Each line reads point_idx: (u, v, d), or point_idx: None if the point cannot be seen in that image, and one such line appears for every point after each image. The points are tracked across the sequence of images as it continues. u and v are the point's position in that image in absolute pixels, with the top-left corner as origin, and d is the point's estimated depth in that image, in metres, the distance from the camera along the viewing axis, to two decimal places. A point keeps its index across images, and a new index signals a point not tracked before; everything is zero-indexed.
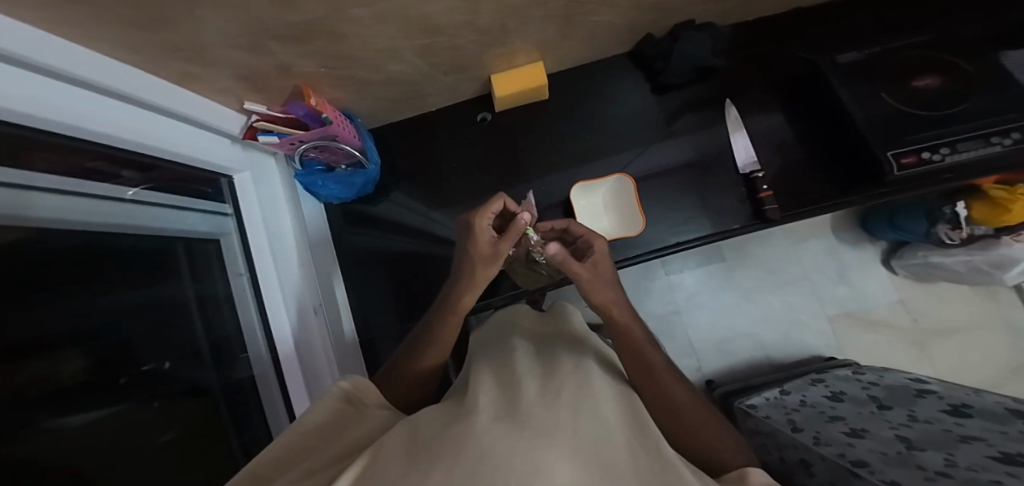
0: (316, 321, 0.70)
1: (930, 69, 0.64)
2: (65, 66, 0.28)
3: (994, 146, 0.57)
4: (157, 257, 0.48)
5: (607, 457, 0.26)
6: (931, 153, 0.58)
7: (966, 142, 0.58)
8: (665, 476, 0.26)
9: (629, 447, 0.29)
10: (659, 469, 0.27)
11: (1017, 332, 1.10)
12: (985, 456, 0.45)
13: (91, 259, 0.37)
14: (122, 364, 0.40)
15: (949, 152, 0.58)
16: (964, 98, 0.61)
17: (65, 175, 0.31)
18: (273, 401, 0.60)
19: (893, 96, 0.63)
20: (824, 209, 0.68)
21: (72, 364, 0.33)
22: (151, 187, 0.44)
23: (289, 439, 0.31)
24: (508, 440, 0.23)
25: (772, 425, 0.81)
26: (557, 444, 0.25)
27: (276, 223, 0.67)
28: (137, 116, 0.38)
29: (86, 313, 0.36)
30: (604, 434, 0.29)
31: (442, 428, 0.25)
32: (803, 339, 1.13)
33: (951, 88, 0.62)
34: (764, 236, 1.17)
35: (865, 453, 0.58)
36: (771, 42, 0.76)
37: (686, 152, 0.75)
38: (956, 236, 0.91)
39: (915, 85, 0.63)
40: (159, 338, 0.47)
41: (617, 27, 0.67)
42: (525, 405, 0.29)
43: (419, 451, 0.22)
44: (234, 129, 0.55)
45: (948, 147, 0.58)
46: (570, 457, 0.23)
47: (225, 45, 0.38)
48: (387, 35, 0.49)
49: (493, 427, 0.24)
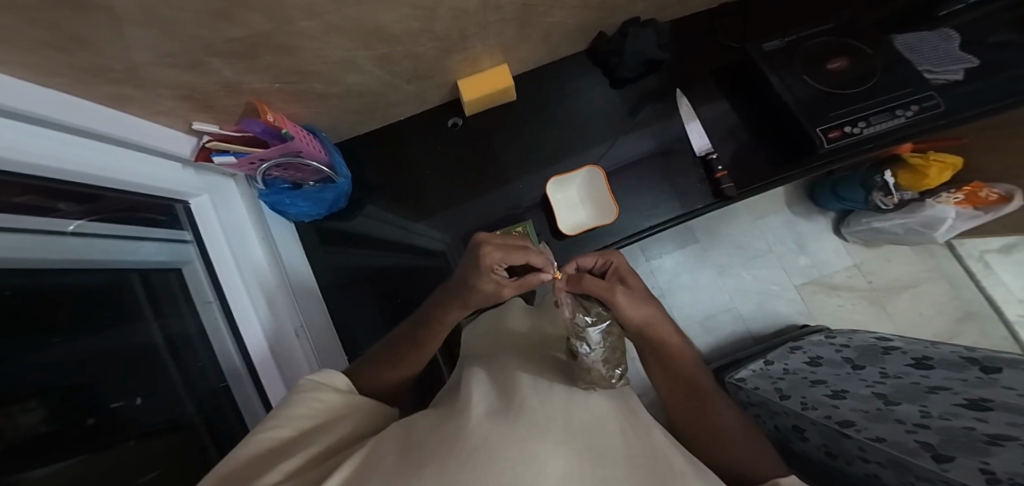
0: (299, 342, 0.66)
1: (843, 49, 0.71)
2: (3, 99, 0.27)
3: (900, 117, 0.64)
4: (109, 297, 0.44)
5: (614, 452, 0.27)
6: (850, 126, 0.64)
7: (877, 115, 0.64)
8: (655, 461, 0.28)
9: (635, 439, 0.30)
10: (662, 458, 0.29)
11: (956, 285, 1.20)
12: (957, 404, 0.52)
13: (46, 296, 0.35)
14: (84, 406, 0.37)
15: (865, 124, 0.64)
16: (872, 75, 0.68)
17: (5, 209, 0.29)
18: (258, 421, 0.57)
19: (813, 78, 0.69)
20: (775, 183, 0.73)
21: (29, 412, 0.31)
22: (94, 219, 0.42)
23: (274, 435, 0.30)
24: (518, 434, 0.24)
25: (761, 394, 0.85)
26: (570, 440, 0.26)
27: (243, 245, 0.63)
28: (74, 145, 0.36)
29: (46, 352, 0.34)
30: (592, 428, 0.29)
31: (436, 427, 0.26)
32: (777, 307, 1.19)
33: (861, 67, 0.69)
34: (731, 214, 1.23)
35: (848, 413, 0.63)
36: (714, 33, 0.81)
37: (648, 143, 0.79)
38: (890, 201, 1.01)
39: (827, 66, 0.69)
40: (122, 382, 0.43)
41: (573, 26, 0.70)
42: (525, 400, 0.30)
43: (434, 443, 0.23)
44: (184, 152, 0.52)
45: (863, 121, 0.64)
46: (562, 449, 0.24)
47: (159, 64, 0.36)
48: (341, 47, 0.49)
49: (498, 423, 0.25)
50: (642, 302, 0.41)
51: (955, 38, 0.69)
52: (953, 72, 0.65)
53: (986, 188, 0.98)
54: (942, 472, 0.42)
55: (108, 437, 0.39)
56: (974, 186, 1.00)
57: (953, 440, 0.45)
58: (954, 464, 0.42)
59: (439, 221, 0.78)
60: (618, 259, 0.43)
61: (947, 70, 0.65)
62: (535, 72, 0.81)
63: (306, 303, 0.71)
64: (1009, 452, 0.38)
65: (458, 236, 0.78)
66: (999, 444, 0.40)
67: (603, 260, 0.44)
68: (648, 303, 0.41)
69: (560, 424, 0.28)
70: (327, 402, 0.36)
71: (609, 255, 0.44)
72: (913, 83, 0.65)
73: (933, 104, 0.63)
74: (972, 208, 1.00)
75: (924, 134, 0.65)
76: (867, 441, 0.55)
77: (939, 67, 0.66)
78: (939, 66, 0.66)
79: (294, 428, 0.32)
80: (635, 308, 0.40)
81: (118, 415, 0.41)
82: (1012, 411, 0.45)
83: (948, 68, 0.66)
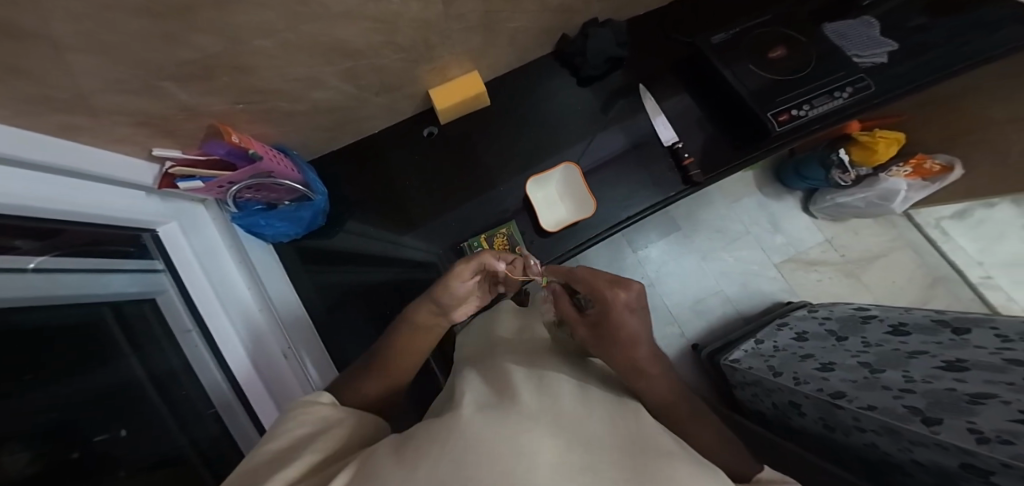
0: (289, 365, 0.64)
1: (783, 37, 0.75)
2: None
3: (838, 98, 0.68)
4: (93, 338, 0.44)
5: (605, 437, 0.28)
6: (797, 109, 0.68)
7: (819, 97, 0.68)
8: (644, 445, 0.28)
9: (624, 420, 0.32)
10: (653, 439, 0.29)
11: (920, 252, 1.27)
12: (935, 365, 0.55)
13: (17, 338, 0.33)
14: (67, 441, 0.36)
15: (809, 107, 0.68)
16: (807, 64, 0.72)
17: None
18: (247, 434, 0.57)
19: (760, 67, 0.72)
20: (740, 166, 0.76)
21: (12, 460, 0.29)
22: (57, 255, 0.40)
23: (274, 447, 0.30)
24: (518, 426, 0.25)
25: (755, 373, 0.87)
26: (558, 431, 0.26)
27: (221, 271, 0.61)
28: (26, 178, 0.34)
29: (20, 393, 0.32)
30: (582, 419, 0.30)
31: (430, 428, 0.26)
32: (762, 286, 1.23)
33: (799, 54, 0.73)
34: (709, 200, 1.27)
35: (839, 383, 0.65)
36: (671, 27, 0.85)
37: (620, 139, 0.81)
38: (847, 177, 1.07)
39: (771, 56, 0.73)
40: (108, 413, 0.43)
41: (537, 30, 0.72)
42: (519, 394, 0.30)
43: (435, 440, 0.23)
44: (146, 180, 0.50)
45: (807, 103, 0.68)
46: (550, 438, 0.25)
47: (109, 92, 0.35)
48: (303, 64, 0.49)
49: (498, 420, 0.25)
50: (631, 342, 0.40)
51: (875, 27, 0.73)
52: (877, 56, 0.70)
53: (930, 159, 1.06)
54: (933, 435, 0.44)
55: (100, 475, 0.38)
56: (918, 158, 1.08)
57: (938, 402, 0.47)
58: (944, 426, 0.44)
59: (423, 231, 0.78)
60: (621, 295, 0.40)
61: (872, 54, 0.70)
62: (503, 76, 0.83)
63: (297, 324, 0.69)
64: (991, 410, 0.41)
65: (445, 243, 0.78)
66: (983, 402, 0.42)
67: (597, 293, 0.42)
68: (642, 343, 0.40)
69: (549, 416, 0.28)
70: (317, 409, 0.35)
71: (605, 289, 0.41)
72: (845, 67, 0.70)
73: (865, 85, 0.68)
74: (921, 180, 1.08)
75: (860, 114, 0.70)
76: (860, 410, 0.57)
77: (864, 52, 0.71)
78: (864, 51, 0.71)
79: (292, 437, 0.31)
80: (604, 349, 0.42)
81: (107, 448, 0.41)
82: (986, 370, 0.47)
83: (874, 52, 0.70)
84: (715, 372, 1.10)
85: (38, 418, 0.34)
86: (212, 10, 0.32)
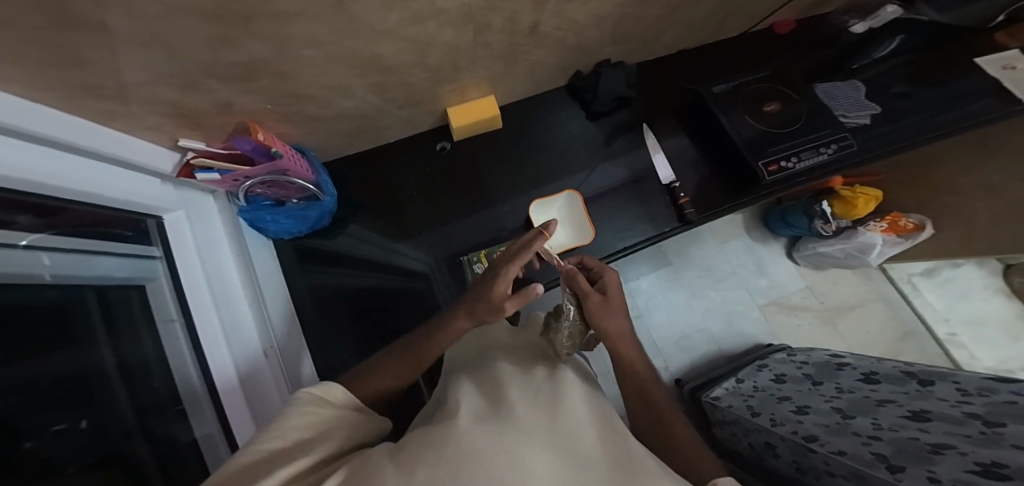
0: (268, 365, 0.61)
1: (776, 94, 0.81)
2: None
3: (824, 153, 0.74)
4: (60, 319, 0.39)
5: (599, 460, 0.29)
6: (785, 161, 0.73)
7: (806, 151, 0.74)
8: (628, 458, 0.30)
9: (615, 436, 0.33)
10: (632, 453, 0.31)
11: (893, 305, 1.34)
12: (899, 416, 0.58)
13: (11, 314, 0.32)
14: (22, 427, 0.31)
15: (796, 160, 0.73)
16: (798, 120, 0.78)
17: None
18: (214, 443, 0.52)
19: (754, 118, 0.78)
20: (730, 209, 0.80)
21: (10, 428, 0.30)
22: (57, 233, 0.39)
23: (271, 446, 0.31)
24: (511, 442, 0.26)
25: (735, 412, 0.90)
26: (549, 449, 0.28)
27: (217, 263, 0.60)
28: (45, 156, 0.34)
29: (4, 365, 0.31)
30: (574, 435, 0.31)
31: (421, 441, 0.26)
32: (745, 327, 1.27)
33: (791, 110, 0.79)
34: (699, 238, 1.32)
35: (812, 428, 0.67)
36: (677, 74, 0.91)
37: (620, 173, 0.85)
38: (828, 228, 1.14)
39: (765, 109, 0.79)
40: (65, 403, 0.37)
41: (555, 64, 0.76)
42: (510, 409, 0.32)
43: (435, 449, 0.24)
44: (166, 167, 0.51)
45: (795, 157, 0.73)
46: (545, 452, 0.27)
47: (151, 84, 0.37)
48: (338, 74, 0.52)
49: (491, 430, 0.27)
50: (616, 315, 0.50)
51: (861, 88, 0.81)
52: (862, 117, 0.77)
53: (904, 218, 1.14)
54: (896, 483, 0.46)
55: (57, 475, 0.33)
56: (894, 216, 1.16)
57: (903, 451, 0.50)
58: (905, 474, 0.46)
59: (424, 242, 0.79)
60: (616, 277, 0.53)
61: (857, 115, 0.77)
62: (517, 102, 0.87)
63: (284, 323, 0.69)
64: (949, 460, 0.44)
65: (444, 257, 0.79)
66: (942, 453, 0.45)
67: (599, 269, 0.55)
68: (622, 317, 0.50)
69: (544, 431, 0.30)
70: (314, 408, 0.36)
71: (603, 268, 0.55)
72: (830, 126, 0.76)
73: (848, 144, 0.74)
74: (895, 236, 1.14)
75: (843, 170, 0.75)
76: (831, 455, 0.58)
77: (850, 112, 0.77)
78: (850, 112, 0.78)
79: (290, 437, 0.32)
80: (604, 317, 0.49)
81: (48, 457, 0.33)
82: (947, 423, 0.51)
83: (858, 114, 0.77)
84: (695, 407, 1.12)
85: (5, 405, 0.30)
86: (265, 20, 0.35)
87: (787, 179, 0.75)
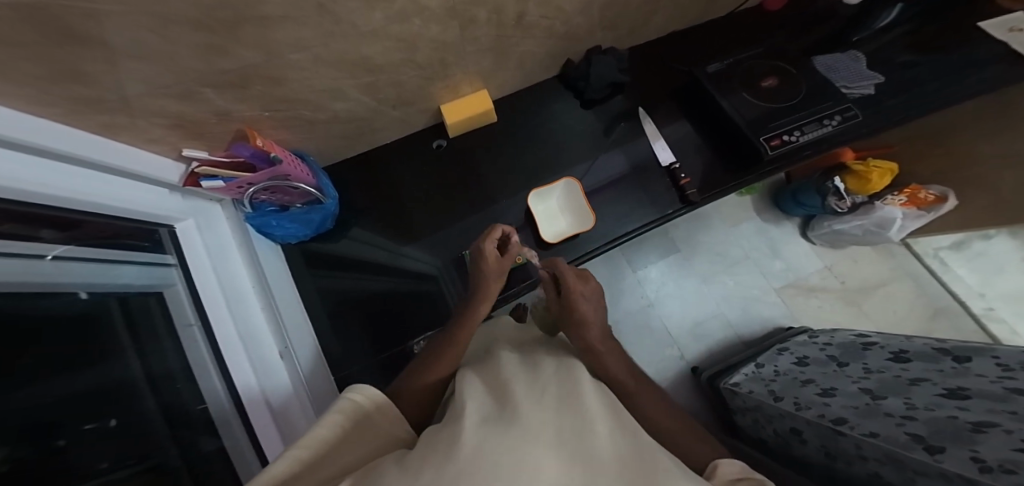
0: (286, 369, 0.63)
1: (775, 68, 0.79)
2: (17, 133, 0.30)
3: (827, 125, 0.72)
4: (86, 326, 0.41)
5: (611, 459, 0.28)
6: (787, 135, 0.71)
7: (809, 124, 0.72)
8: (638, 462, 0.28)
9: (625, 434, 0.32)
10: (648, 456, 0.30)
11: (920, 282, 1.27)
12: (936, 394, 0.55)
13: (39, 325, 0.34)
14: (52, 426, 0.32)
15: (799, 133, 0.71)
16: (798, 93, 0.76)
17: (5, 232, 0.30)
18: (239, 446, 0.53)
19: (753, 94, 0.77)
20: (734, 187, 0.78)
21: (41, 430, 0.30)
22: (74, 246, 0.40)
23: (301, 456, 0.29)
24: (517, 437, 0.26)
25: (756, 398, 0.87)
26: (552, 443, 0.27)
27: (228, 269, 0.62)
28: (62, 170, 0.36)
29: (36, 376, 0.32)
30: (583, 432, 0.30)
31: (428, 444, 0.26)
32: (763, 311, 1.23)
33: (789, 83, 0.77)
34: (708, 223, 1.29)
35: (840, 410, 0.65)
36: (670, 57, 0.90)
37: (618, 159, 0.84)
38: (843, 205, 1.11)
39: (761, 85, 0.77)
40: (94, 404, 0.38)
41: (545, 54, 0.77)
42: (517, 404, 0.32)
43: (438, 451, 0.24)
44: (173, 178, 0.53)
45: (798, 130, 0.71)
46: (552, 451, 0.26)
47: (151, 95, 0.40)
48: (329, 77, 0.53)
49: (498, 427, 0.27)
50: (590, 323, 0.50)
51: (862, 58, 0.79)
52: (865, 87, 0.75)
53: (924, 189, 1.09)
54: (936, 463, 0.42)
55: (85, 477, 0.33)
56: (912, 188, 1.11)
57: (941, 430, 0.46)
58: (946, 454, 0.43)
59: (427, 242, 0.80)
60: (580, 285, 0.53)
61: (860, 85, 0.75)
62: (510, 95, 0.87)
63: (300, 330, 0.69)
64: (993, 439, 0.40)
65: (448, 255, 0.79)
66: (984, 431, 0.42)
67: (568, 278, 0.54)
68: (598, 327, 0.50)
69: (551, 429, 0.29)
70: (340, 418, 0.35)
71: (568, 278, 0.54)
72: (833, 97, 0.74)
73: (851, 115, 0.72)
74: (915, 209, 1.10)
75: (850, 141, 0.73)
76: (862, 437, 0.55)
77: (852, 83, 0.75)
78: (852, 82, 0.76)
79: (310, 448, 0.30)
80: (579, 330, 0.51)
81: (80, 462, 0.33)
82: (988, 399, 0.47)
83: (860, 84, 0.75)
84: (715, 396, 1.09)
85: (39, 404, 0.31)
86: (253, 25, 0.37)
87: (793, 153, 0.73)
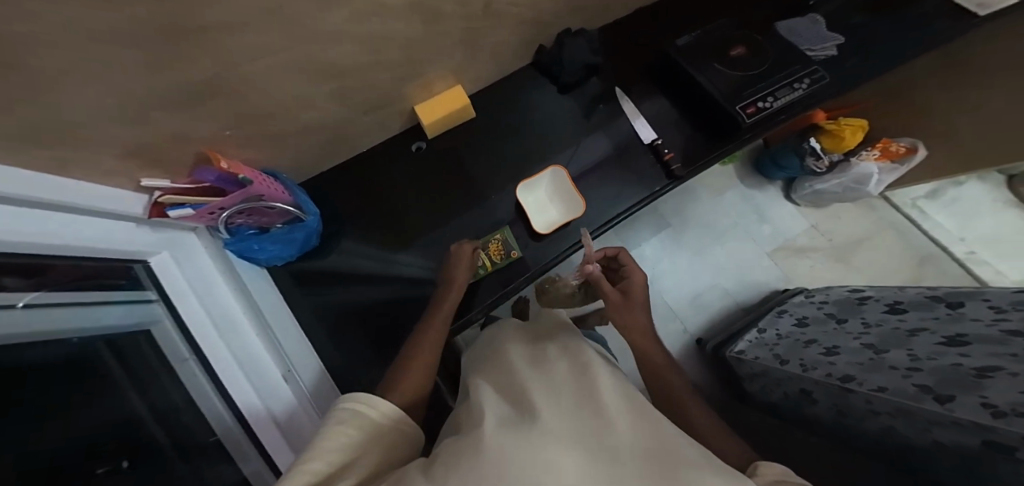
0: (292, 390, 0.60)
1: (744, 36, 0.79)
2: None
3: (798, 89, 0.72)
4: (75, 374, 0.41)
5: (638, 449, 0.27)
6: (762, 102, 0.72)
7: (781, 89, 0.73)
8: (666, 450, 0.28)
9: (651, 419, 0.31)
10: (673, 443, 0.29)
11: (903, 232, 1.31)
12: (936, 342, 0.56)
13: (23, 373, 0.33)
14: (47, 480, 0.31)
15: (773, 99, 0.72)
16: (765, 59, 0.76)
17: None
18: (257, 468, 0.55)
19: (723, 64, 0.77)
20: (717, 158, 0.79)
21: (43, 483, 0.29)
22: (41, 292, 0.37)
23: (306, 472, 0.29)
24: (536, 438, 0.25)
25: (763, 363, 0.88)
26: (577, 443, 0.26)
27: (215, 298, 0.58)
28: (27, 215, 0.35)
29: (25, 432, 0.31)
30: (604, 426, 0.29)
31: (455, 456, 0.25)
32: (757, 277, 1.25)
33: (757, 49, 0.77)
34: (695, 197, 1.30)
35: (846, 368, 0.66)
36: (641, 34, 0.90)
37: (601, 142, 0.84)
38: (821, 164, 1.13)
39: (730, 55, 0.77)
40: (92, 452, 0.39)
41: (516, 43, 0.76)
42: (534, 407, 0.31)
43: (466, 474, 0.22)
44: (138, 210, 0.49)
45: (771, 95, 0.72)
46: (574, 451, 0.25)
47: (106, 124, 0.37)
48: (294, 87, 0.51)
49: (516, 432, 0.26)
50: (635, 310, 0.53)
51: (819, 22, 0.79)
52: (828, 48, 0.76)
53: (894, 142, 1.10)
54: (950, 413, 0.43)
55: None
56: (884, 142, 1.12)
57: (948, 379, 0.47)
58: (956, 403, 0.44)
59: (419, 247, 0.78)
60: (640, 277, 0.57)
61: (822, 48, 0.77)
62: (485, 88, 0.86)
63: (300, 349, 0.66)
64: (1000, 383, 0.41)
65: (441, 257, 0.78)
66: (990, 376, 0.43)
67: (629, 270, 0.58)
68: (640, 312, 0.53)
69: (573, 428, 0.28)
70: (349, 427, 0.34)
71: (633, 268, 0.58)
72: (802, 59, 0.75)
73: (819, 76, 0.73)
74: (888, 162, 1.12)
75: (822, 101, 0.74)
76: (871, 392, 0.56)
77: (815, 45, 0.77)
78: (813, 46, 0.77)
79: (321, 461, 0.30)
80: (626, 314, 0.53)
81: None
82: (989, 343, 0.48)
83: (822, 46, 0.77)
84: (722, 365, 1.11)
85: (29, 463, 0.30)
86: (205, 38, 0.35)
87: (770, 119, 0.74)
